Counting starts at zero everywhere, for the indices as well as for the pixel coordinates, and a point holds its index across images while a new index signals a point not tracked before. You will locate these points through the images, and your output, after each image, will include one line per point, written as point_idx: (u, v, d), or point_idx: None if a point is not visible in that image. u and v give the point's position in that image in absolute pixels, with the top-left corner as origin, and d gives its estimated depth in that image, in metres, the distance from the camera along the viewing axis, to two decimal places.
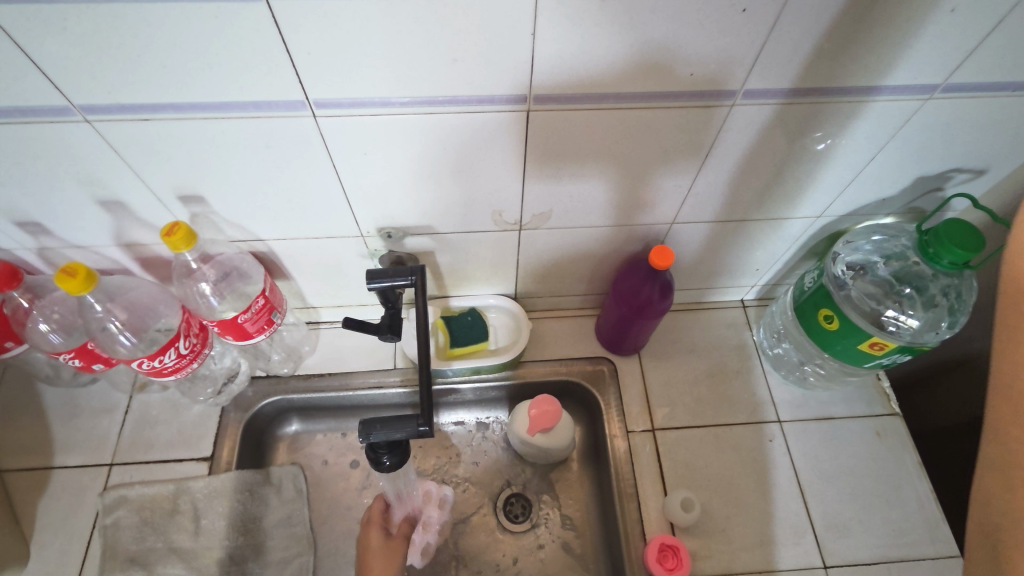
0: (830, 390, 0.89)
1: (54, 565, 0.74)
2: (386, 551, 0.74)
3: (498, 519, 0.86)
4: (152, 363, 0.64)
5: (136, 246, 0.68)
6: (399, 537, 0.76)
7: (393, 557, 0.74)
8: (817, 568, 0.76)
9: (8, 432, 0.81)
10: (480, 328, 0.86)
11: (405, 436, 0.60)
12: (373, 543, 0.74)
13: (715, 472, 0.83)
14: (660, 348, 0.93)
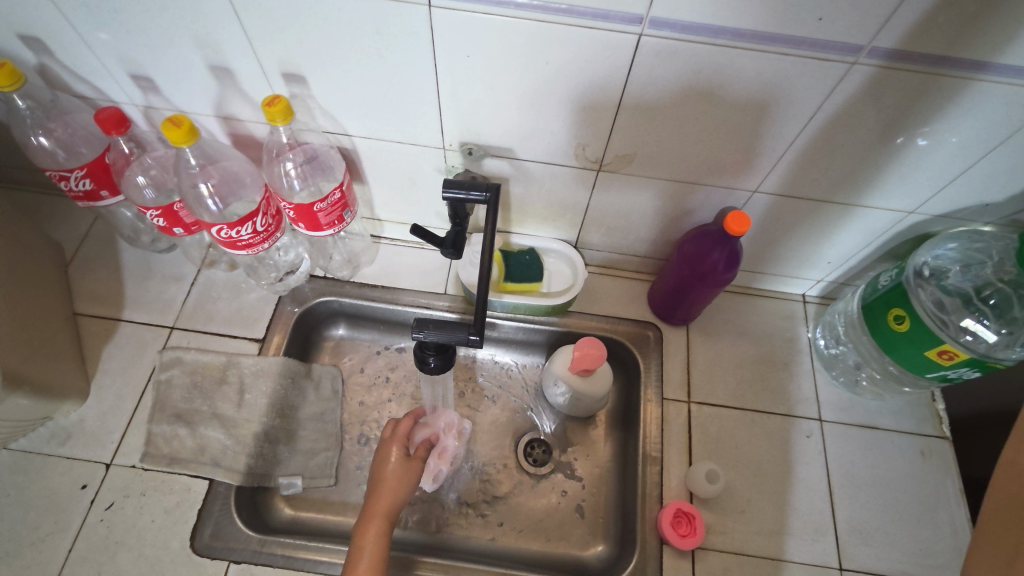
0: (879, 399, 0.86)
1: (109, 405, 0.79)
2: (401, 468, 0.72)
3: (518, 456, 0.87)
4: (229, 232, 0.68)
5: (232, 121, 0.71)
6: (416, 458, 0.74)
7: (409, 475, 0.72)
8: (832, 568, 0.75)
9: (87, 280, 0.87)
10: (537, 268, 0.86)
11: (455, 342, 0.62)
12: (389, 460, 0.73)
13: (744, 455, 0.81)
14: (710, 324, 0.91)
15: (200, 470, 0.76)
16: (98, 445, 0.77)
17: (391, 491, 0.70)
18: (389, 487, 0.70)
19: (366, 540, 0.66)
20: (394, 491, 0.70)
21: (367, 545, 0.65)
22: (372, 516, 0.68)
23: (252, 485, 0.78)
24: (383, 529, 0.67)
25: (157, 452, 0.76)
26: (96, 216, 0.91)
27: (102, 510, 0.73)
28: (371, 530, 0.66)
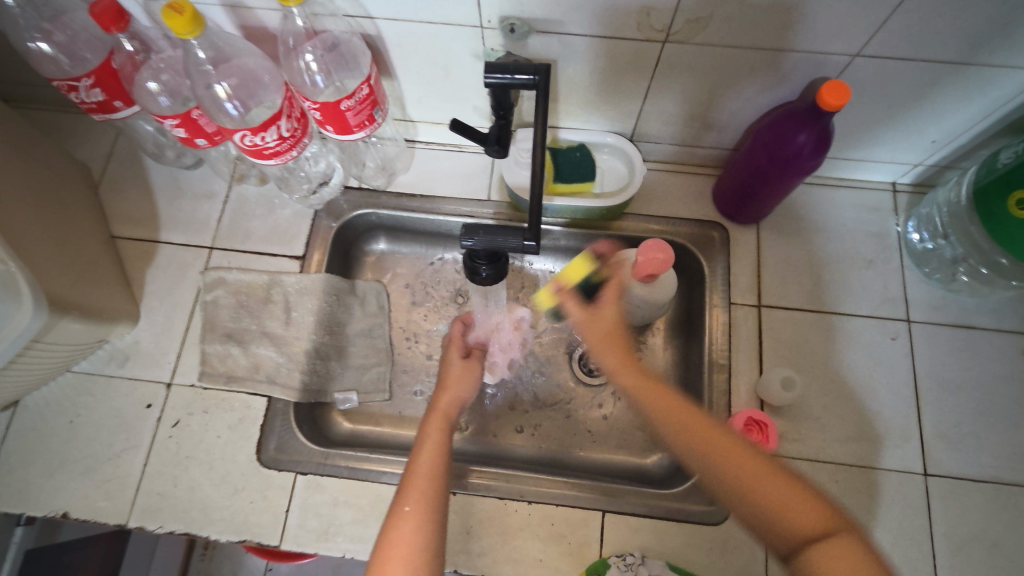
0: (976, 297, 0.77)
1: (161, 328, 0.79)
2: (462, 371, 0.71)
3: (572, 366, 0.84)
4: (254, 139, 0.62)
5: (240, 9, 0.62)
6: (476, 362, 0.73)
7: (470, 373, 0.71)
8: (913, 473, 0.71)
9: (120, 201, 0.84)
10: (588, 166, 0.78)
11: (508, 248, 0.55)
12: (451, 364, 0.71)
13: (820, 360, 0.75)
14: (784, 221, 0.82)
15: (257, 388, 0.76)
16: (156, 366, 0.77)
17: (455, 392, 0.68)
18: (451, 386, 0.68)
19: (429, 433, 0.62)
20: (456, 389, 0.68)
21: (431, 437, 0.61)
22: (436, 412, 0.65)
23: (309, 401, 0.78)
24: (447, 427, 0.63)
25: (214, 371, 0.76)
26: (117, 132, 0.86)
27: (169, 427, 0.74)
28: (435, 423, 0.63)
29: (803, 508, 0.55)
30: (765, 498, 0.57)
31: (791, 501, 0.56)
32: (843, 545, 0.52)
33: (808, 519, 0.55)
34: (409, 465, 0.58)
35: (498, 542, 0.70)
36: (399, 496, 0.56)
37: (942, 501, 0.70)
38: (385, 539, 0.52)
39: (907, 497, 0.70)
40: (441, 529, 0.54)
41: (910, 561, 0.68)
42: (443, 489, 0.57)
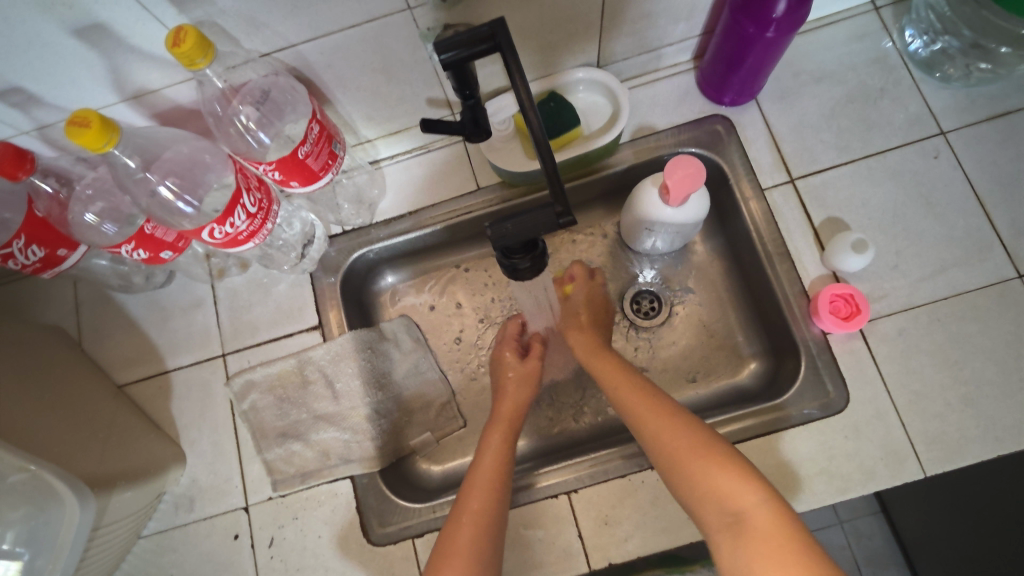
0: (1000, 81, 0.73)
1: (212, 455, 0.73)
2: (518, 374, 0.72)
3: (625, 320, 0.79)
4: (224, 228, 0.55)
5: (146, 96, 0.54)
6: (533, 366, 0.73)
7: (527, 377, 0.72)
8: (1010, 279, 0.67)
9: (110, 348, 0.77)
10: (569, 111, 0.71)
11: (543, 230, 0.49)
12: (507, 364, 0.73)
13: (874, 209, 0.71)
14: (781, 85, 0.76)
15: (336, 473, 0.70)
16: (226, 495, 0.71)
17: (511, 398, 0.70)
18: (509, 391, 0.70)
19: (491, 443, 0.64)
20: (516, 394, 0.70)
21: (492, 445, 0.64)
22: (495, 426, 0.66)
23: (391, 462, 0.73)
24: (509, 434, 0.66)
25: (286, 476, 0.71)
26: (73, 279, 0.78)
27: (267, 548, 0.69)
28: (497, 431, 0.66)
29: (739, 501, 0.50)
30: (706, 503, 0.52)
31: (723, 494, 0.51)
32: (758, 534, 0.48)
33: (737, 504, 0.50)
34: (470, 480, 0.61)
35: (639, 519, 0.66)
36: (457, 508, 0.58)
37: None
38: (441, 557, 0.55)
39: (1013, 304, 0.67)
40: (494, 536, 0.57)
41: None
42: (500, 501, 0.59)
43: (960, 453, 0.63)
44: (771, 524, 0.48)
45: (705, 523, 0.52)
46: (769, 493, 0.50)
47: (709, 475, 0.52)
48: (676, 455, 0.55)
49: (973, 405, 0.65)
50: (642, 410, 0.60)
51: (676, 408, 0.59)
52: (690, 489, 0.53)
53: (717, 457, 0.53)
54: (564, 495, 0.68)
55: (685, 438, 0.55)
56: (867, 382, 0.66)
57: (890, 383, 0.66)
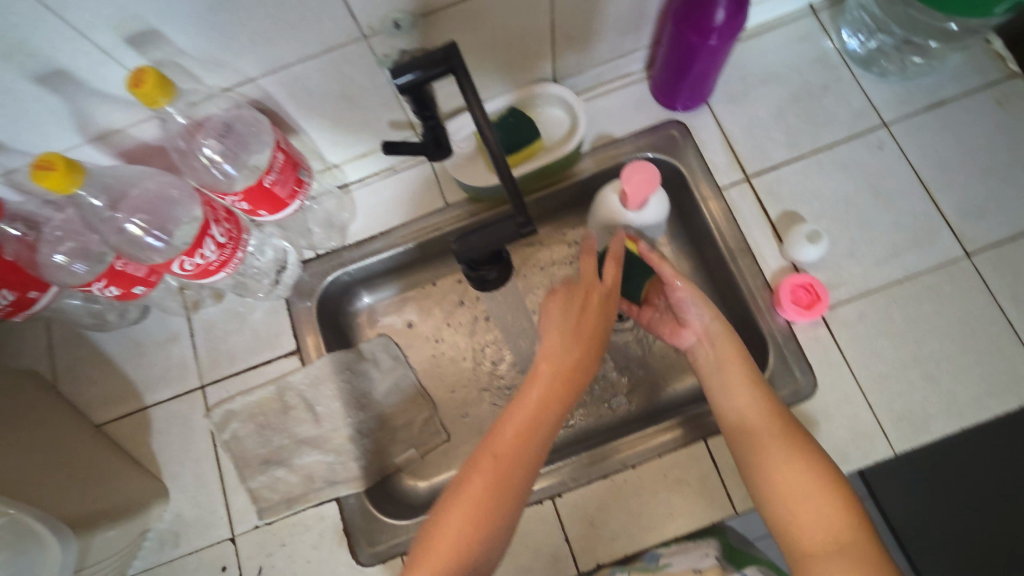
0: (934, 72, 0.77)
1: (196, 488, 0.73)
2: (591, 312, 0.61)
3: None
4: (194, 260, 0.56)
5: (109, 136, 0.55)
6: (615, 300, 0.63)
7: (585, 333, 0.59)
8: (959, 259, 0.71)
9: (87, 388, 0.76)
10: (529, 125, 0.73)
11: (507, 240, 0.51)
12: (594, 293, 0.61)
13: (827, 200, 0.74)
14: (731, 89, 0.79)
15: (322, 496, 0.71)
16: (212, 527, 0.71)
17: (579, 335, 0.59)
18: (568, 338, 0.59)
19: (540, 382, 0.58)
20: (568, 347, 0.59)
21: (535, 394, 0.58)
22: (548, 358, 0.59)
23: (376, 481, 0.73)
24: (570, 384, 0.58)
25: (272, 503, 0.71)
26: (46, 321, 0.78)
27: None
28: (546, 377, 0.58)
29: (845, 535, 0.50)
30: (804, 522, 0.52)
31: (825, 520, 0.51)
32: (849, 564, 0.48)
33: (838, 532, 0.50)
34: (503, 420, 0.57)
35: (623, 517, 0.68)
36: (483, 446, 0.56)
37: (995, 271, 0.70)
38: (457, 484, 0.54)
39: (964, 282, 0.70)
40: (513, 490, 0.54)
41: (995, 338, 0.68)
42: (524, 467, 0.55)
43: (925, 429, 0.66)
44: (867, 565, 0.48)
45: (787, 537, 0.52)
46: (873, 537, 0.50)
47: (813, 502, 0.52)
48: (788, 476, 0.54)
49: (934, 381, 0.67)
50: (758, 425, 0.57)
51: (799, 431, 0.57)
52: (787, 504, 0.53)
53: (829, 487, 0.52)
54: (549, 500, 0.68)
55: (802, 462, 0.54)
56: (832, 366, 0.69)
57: (854, 366, 0.69)
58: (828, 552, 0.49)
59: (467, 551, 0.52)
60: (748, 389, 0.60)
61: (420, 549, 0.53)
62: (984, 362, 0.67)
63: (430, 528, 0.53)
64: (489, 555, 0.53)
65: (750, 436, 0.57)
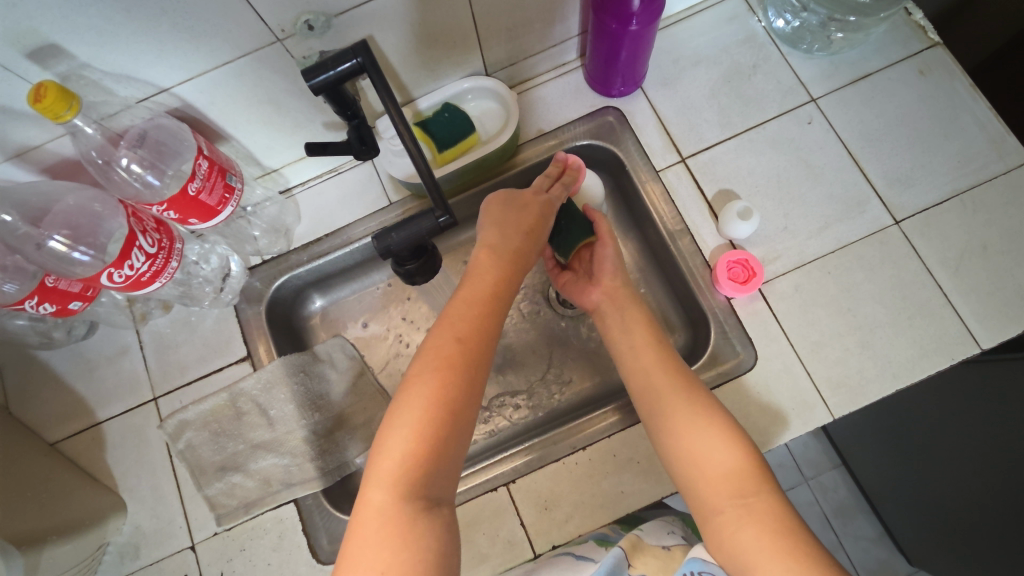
0: (857, 47, 0.79)
1: (153, 499, 0.73)
2: (522, 208, 0.64)
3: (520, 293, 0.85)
4: (124, 271, 0.56)
5: (28, 153, 0.55)
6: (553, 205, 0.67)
7: (520, 216, 0.63)
8: (888, 227, 0.73)
9: (38, 407, 0.76)
10: (463, 119, 0.74)
11: (427, 233, 0.52)
12: (525, 197, 0.65)
13: (760, 177, 0.76)
14: (663, 72, 0.81)
15: (280, 499, 0.71)
16: (171, 536, 0.72)
17: (508, 228, 0.62)
18: (508, 220, 0.63)
19: (479, 270, 0.60)
20: (509, 229, 0.62)
21: (482, 276, 0.59)
22: (484, 251, 0.61)
23: (335, 481, 0.74)
24: (509, 270, 0.60)
25: (229, 509, 0.71)
26: None
27: None
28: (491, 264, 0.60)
29: (750, 488, 0.53)
30: (712, 484, 0.54)
31: (733, 479, 0.53)
32: (755, 522, 0.51)
33: (743, 488, 0.53)
34: (444, 317, 0.57)
35: (575, 500, 0.69)
36: (425, 349, 0.55)
37: (923, 236, 0.72)
38: (403, 393, 0.52)
39: (893, 250, 0.72)
40: (469, 380, 0.53)
41: (925, 301, 0.70)
42: (479, 351, 0.55)
43: (862, 393, 0.68)
44: (772, 515, 0.51)
45: (698, 499, 0.55)
46: (774, 486, 0.53)
47: (722, 461, 0.54)
48: (694, 441, 0.56)
49: (869, 346, 0.69)
50: (661, 387, 0.60)
51: (701, 391, 0.59)
52: (697, 466, 0.55)
53: (731, 443, 0.55)
54: (503, 487, 0.70)
55: (706, 417, 0.57)
56: (771, 339, 0.71)
57: (792, 337, 0.70)
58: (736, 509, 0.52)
59: (424, 461, 0.49)
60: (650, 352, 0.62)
61: (372, 472, 0.50)
62: (915, 326, 0.69)
63: (380, 444, 0.51)
64: (452, 466, 0.51)
65: (656, 398, 0.59)
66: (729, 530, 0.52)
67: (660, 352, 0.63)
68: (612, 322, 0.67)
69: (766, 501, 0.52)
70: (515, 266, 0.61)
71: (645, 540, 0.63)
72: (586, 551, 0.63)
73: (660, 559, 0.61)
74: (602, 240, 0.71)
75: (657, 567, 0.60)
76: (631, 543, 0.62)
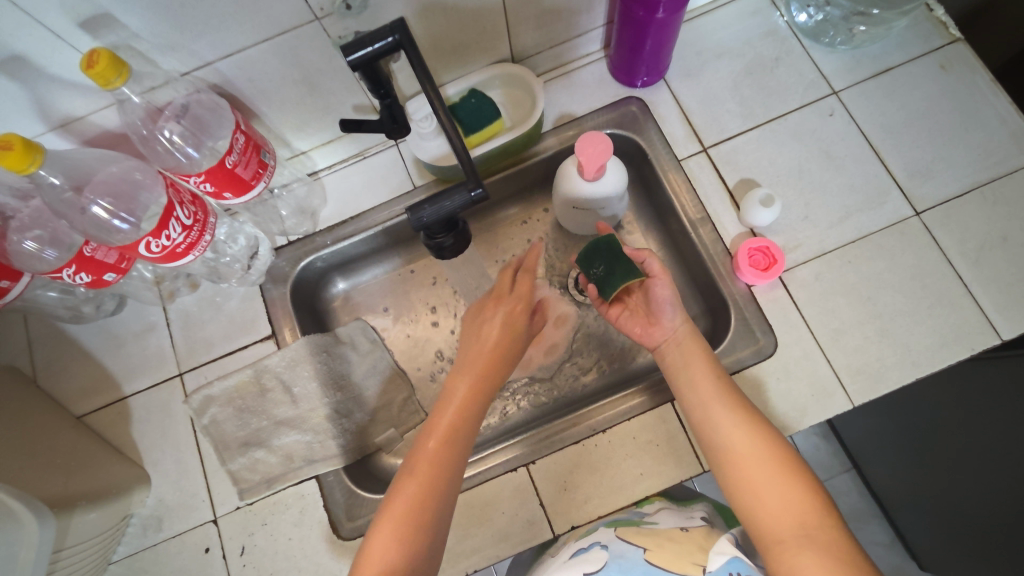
0: (878, 42, 0.80)
1: (177, 473, 0.74)
2: (491, 322, 0.67)
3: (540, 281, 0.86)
4: (160, 241, 0.57)
5: (73, 123, 0.57)
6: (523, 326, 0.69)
7: (500, 333, 0.67)
8: (909, 218, 0.73)
9: (66, 381, 0.77)
10: (490, 105, 0.75)
11: (459, 206, 0.53)
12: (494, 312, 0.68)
13: (782, 168, 0.77)
14: (686, 64, 0.82)
15: (301, 475, 0.72)
16: (193, 510, 0.72)
17: (486, 339, 0.66)
18: (486, 337, 0.66)
19: (459, 383, 0.64)
20: (490, 342, 0.66)
21: (462, 389, 0.63)
22: (464, 386, 0.63)
23: (355, 460, 0.75)
24: (479, 377, 0.64)
25: (251, 483, 0.72)
26: (23, 316, 0.79)
27: (238, 556, 0.71)
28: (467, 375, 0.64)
29: (813, 520, 0.52)
30: (773, 514, 0.54)
31: (796, 511, 0.53)
32: (818, 551, 0.50)
33: (806, 519, 0.52)
34: (429, 424, 0.61)
35: (595, 481, 0.69)
36: (410, 458, 0.58)
37: (943, 227, 0.72)
38: (388, 500, 0.55)
39: (914, 240, 0.72)
40: (442, 487, 0.56)
41: (946, 291, 0.70)
42: (454, 459, 0.58)
43: (882, 381, 0.68)
44: (835, 548, 0.50)
45: (759, 531, 0.55)
46: (840, 522, 0.53)
47: (784, 492, 0.55)
48: (756, 470, 0.57)
49: (889, 335, 0.70)
50: (720, 418, 0.61)
51: (764, 424, 0.60)
52: (758, 496, 0.56)
53: (793, 478, 0.56)
54: (523, 467, 0.71)
55: (768, 449, 0.58)
56: (791, 326, 0.71)
57: (811, 324, 0.71)
58: (800, 537, 0.52)
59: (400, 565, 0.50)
60: (711, 383, 0.63)
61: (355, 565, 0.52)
62: (935, 315, 0.70)
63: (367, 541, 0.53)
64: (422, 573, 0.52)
65: (717, 429, 0.61)
66: (789, 557, 0.51)
67: (721, 385, 0.63)
68: (671, 360, 0.68)
69: (830, 534, 0.51)
70: (490, 370, 0.64)
71: (659, 528, 0.64)
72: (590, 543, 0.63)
73: (676, 543, 0.60)
74: (656, 277, 0.70)
75: (674, 555, 0.58)
76: (633, 534, 0.63)
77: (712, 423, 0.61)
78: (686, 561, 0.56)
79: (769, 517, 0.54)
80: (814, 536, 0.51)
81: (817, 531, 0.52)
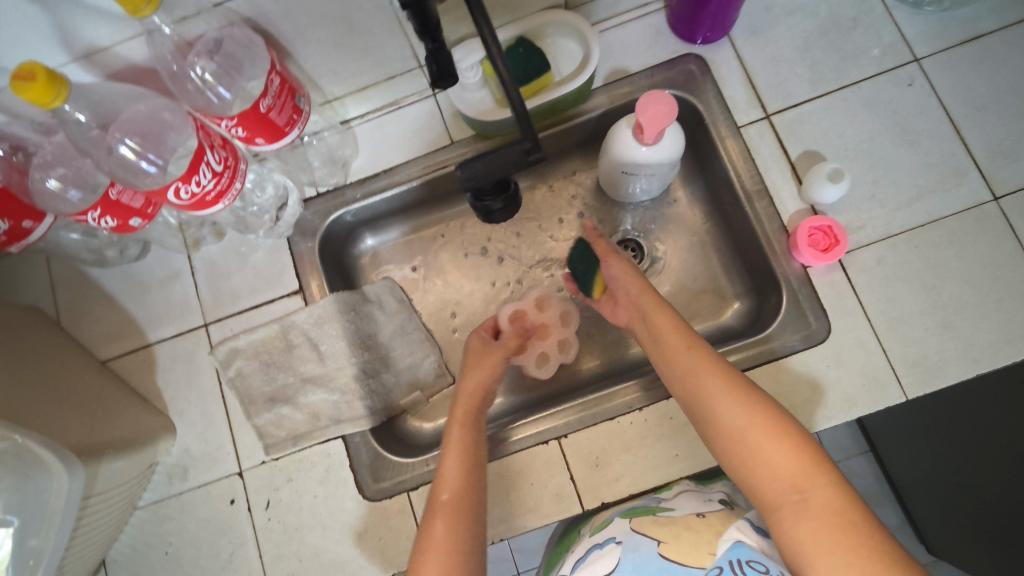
0: (971, 5, 0.72)
1: (202, 423, 0.73)
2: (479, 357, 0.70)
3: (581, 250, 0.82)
4: (190, 188, 0.54)
5: (96, 55, 0.53)
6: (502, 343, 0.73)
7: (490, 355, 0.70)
8: (985, 203, 0.68)
9: (90, 325, 0.76)
10: (538, 56, 0.70)
11: (512, 166, 0.49)
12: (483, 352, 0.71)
13: (850, 141, 0.71)
14: (754, 20, 0.75)
15: (327, 434, 0.71)
16: (219, 461, 0.72)
17: (480, 371, 0.68)
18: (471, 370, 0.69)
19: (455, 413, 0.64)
20: (478, 372, 0.68)
21: (458, 421, 0.63)
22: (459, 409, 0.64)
23: (381, 421, 0.74)
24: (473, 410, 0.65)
25: (277, 439, 0.71)
26: (46, 256, 0.76)
27: (263, 509, 0.70)
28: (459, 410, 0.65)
29: (806, 482, 0.51)
30: (767, 480, 0.53)
31: (788, 474, 0.52)
32: (813, 515, 0.50)
33: (798, 481, 0.51)
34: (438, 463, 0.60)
35: (629, 461, 0.68)
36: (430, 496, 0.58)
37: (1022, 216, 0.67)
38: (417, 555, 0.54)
39: (989, 227, 0.67)
40: (475, 511, 0.57)
41: (1017, 284, 0.66)
42: (475, 498, 0.57)
43: (938, 375, 0.65)
44: (834, 510, 0.49)
45: (754, 495, 0.54)
46: (833, 475, 0.51)
47: (773, 456, 0.53)
48: (740, 435, 0.55)
49: (952, 328, 0.66)
50: (698, 386, 0.58)
51: (745, 383, 0.58)
52: (747, 462, 0.54)
53: (781, 435, 0.53)
54: (555, 441, 0.69)
55: (750, 411, 0.55)
56: (847, 312, 0.67)
57: (869, 311, 0.67)
58: (793, 501, 0.51)
59: None
60: (689, 351, 0.61)
61: None
62: (1003, 309, 0.65)
63: None
64: None
65: (697, 396, 0.58)
66: (785, 526, 0.51)
67: (698, 352, 0.60)
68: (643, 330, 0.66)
69: (819, 492, 0.50)
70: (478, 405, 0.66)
71: (676, 516, 0.61)
72: (605, 536, 0.61)
73: (693, 532, 0.58)
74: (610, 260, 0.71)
75: (690, 546, 0.56)
76: (648, 525, 0.60)
77: (693, 393, 0.59)
78: (703, 551, 0.55)
79: (757, 482, 0.53)
80: (813, 505, 0.50)
81: (813, 492, 0.51)
